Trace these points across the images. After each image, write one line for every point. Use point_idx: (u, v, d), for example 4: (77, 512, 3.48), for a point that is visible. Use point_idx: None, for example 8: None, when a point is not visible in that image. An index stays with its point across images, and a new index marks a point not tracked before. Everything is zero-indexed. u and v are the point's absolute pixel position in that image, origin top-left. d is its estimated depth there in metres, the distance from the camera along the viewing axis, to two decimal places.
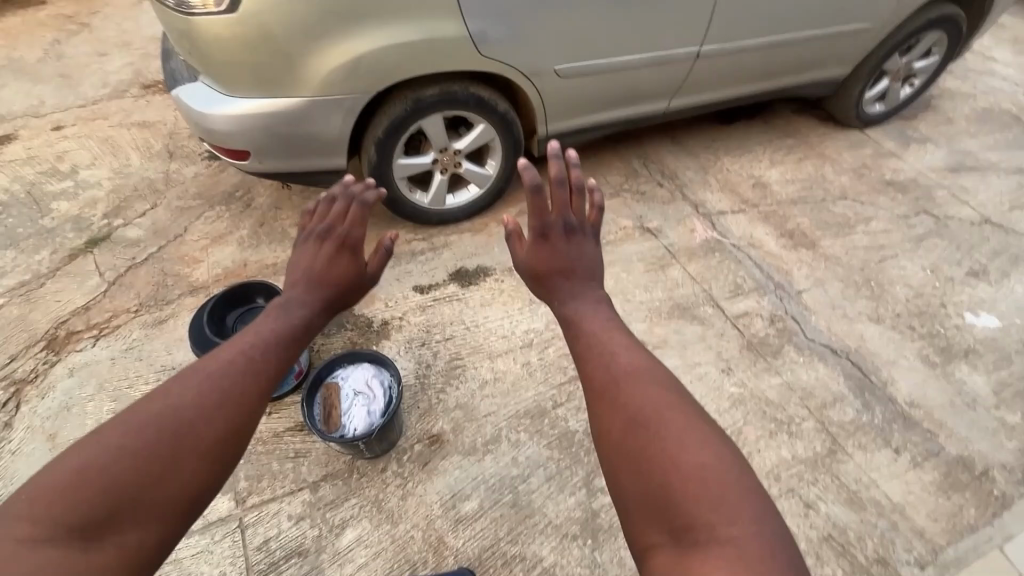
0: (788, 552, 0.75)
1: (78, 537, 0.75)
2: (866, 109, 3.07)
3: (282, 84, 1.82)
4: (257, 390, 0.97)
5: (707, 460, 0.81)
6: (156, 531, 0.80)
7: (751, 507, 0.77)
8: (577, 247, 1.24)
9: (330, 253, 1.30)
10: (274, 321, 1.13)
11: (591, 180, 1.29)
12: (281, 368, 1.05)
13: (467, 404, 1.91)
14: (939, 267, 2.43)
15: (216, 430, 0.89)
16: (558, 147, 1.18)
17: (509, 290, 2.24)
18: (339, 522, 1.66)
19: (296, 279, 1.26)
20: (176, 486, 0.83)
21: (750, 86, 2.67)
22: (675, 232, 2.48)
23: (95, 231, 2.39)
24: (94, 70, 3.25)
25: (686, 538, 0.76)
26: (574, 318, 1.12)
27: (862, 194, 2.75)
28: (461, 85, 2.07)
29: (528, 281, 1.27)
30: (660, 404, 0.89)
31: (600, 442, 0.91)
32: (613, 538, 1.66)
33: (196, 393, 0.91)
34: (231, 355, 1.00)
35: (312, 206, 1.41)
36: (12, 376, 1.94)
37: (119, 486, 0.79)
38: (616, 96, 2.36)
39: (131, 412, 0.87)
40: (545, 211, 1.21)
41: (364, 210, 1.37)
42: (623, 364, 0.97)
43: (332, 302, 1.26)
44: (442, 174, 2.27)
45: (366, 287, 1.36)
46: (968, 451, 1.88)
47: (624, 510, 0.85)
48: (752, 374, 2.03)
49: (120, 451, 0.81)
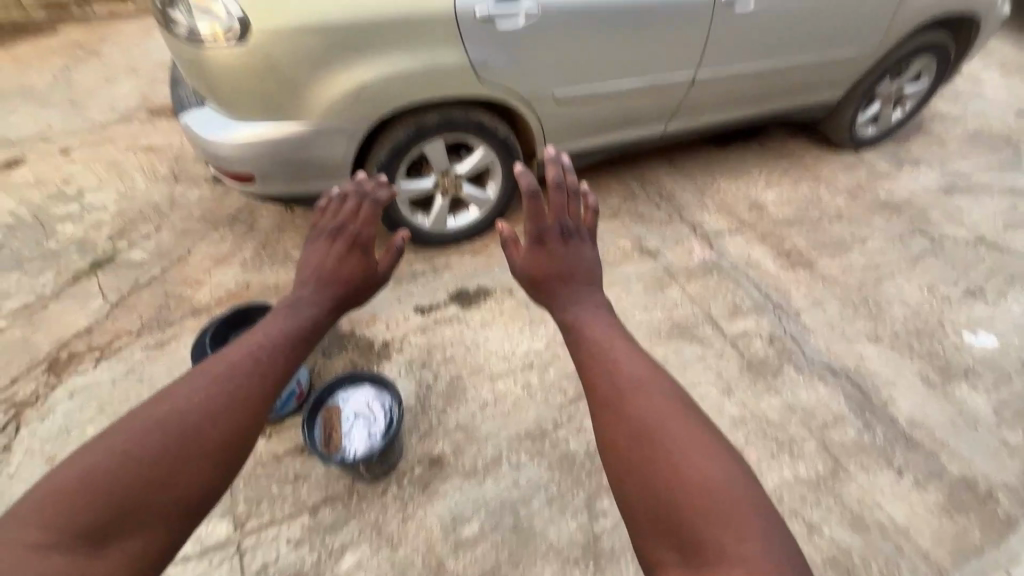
0: (795, 569, 0.76)
1: (83, 542, 0.74)
2: (858, 132, 3.14)
3: (287, 111, 1.86)
4: (263, 394, 0.97)
5: (715, 476, 0.81)
6: (161, 535, 0.81)
7: (760, 524, 0.78)
8: (575, 251, 1.22)
9: (341, 252, 1.30)
10: (282, 322, 1.13)
11: (582, 185, 1.28)
12: (287, 370, 1.05)
13: (467, 426, 1.91)
14: (936, 287, 2.45)
15: (221, 435, 0.89)
16: (553, 152, 1.21)
17: (509, 310, 2.25)
18: (338, 546, 1.64)
19: (306, 277, 1.26)
20: (182, 491, 0.83)
21: (745, 110, 2.73)
22: (673, 253, 2.51)
23: (100, 253, 2.42)
24: (102, 96, 3.32)
25: (697, 558, 0.76)
26: (576, 323, 1.11)
27: (858, 215, 2.79)
28: (462, 110, 2.12)
29: (525, 287, 1.25)
30: (667, 417, 0.89)
31: (605, 452, 0.90)
32: (615, 562, 1.65)
33: (202, 397, 0.91)
34: (238, 358, 1.00)
35: (323, 203, 1.39)
36: (12, 399, 1.94)
37: (125, 491, 0.79)
38: (614, 121, 2.41)
39: (136, 416, 0.87)
40: (541, 215, 1.20)
41: (377, 209, 1.37)
42: (628, 374, 0.96)
43: (342, 302, 1.26)
44: (443, 197, 2.30)
45: (375, 286, 1.35)
46: (971, 472, 1.87)
47: (632, 522, 0.84)
48: (752, 394, 2.03)
49: (125, 456, 0.82)
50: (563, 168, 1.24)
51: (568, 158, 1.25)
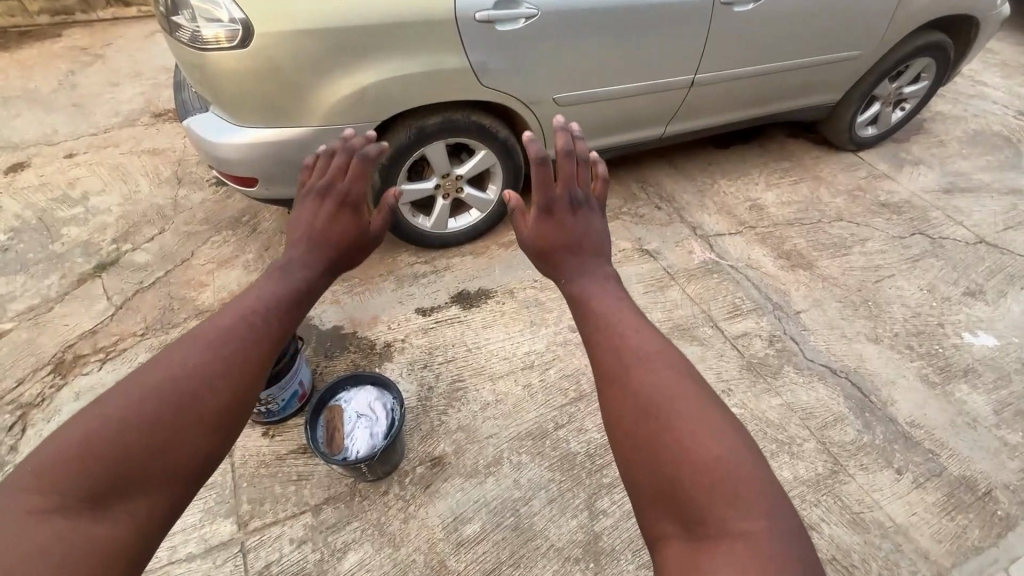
0: (800, 548, 0.74)
1: (87, 507, 0.73)
2: (858, 133, 3.14)
3: (289, 114, 1.88)
4: (259, 357, 0.95)
5: (722, 451, 0.79)
6: (165, 500, 0.79)
7: (765, 501, 0.76)
8: (584, 221, 1.23)
9: (331, 211, 1.25)
10: (275, 285, 1.10)
11: (594, 153, 1.29)
12: (284, 332, 1.02)
13: (468, 426, 1.92)
14: (935, 287, 2.46)
15: (218, 398, 0.87)
16: (562, 121, 1.19)
17: (510, 311, 2.27)
18: (341, 545, 1.65)
19: (296, 239, 1.22)
20: (181, 456, 0.81)
21: (744, 112, 2.74)
22: (673, 254, 2.52)
23: (104, 256, 2.44)
24: (107, 100, 3.35)
25: (697, 532, 0.75)
26: (583, 296, 1.11)
27: (858, 215, 2.79)
28: (463, 112, 2.14)
29: (533, 257, 1.26)
30: (674, 390, 0.87)
31: (611, 427, 0.89)
32: (615, 561, 1.65)
33: (196, 362, 0.88)
34: (231, 321, 0.97)
35: (310, 161, 1.34)
36: (18, 400, 1.96)
37: (123, 457, 0.77)
38: (614, 123, 2.42)
39: (131, 382, 0.84)
40: (550, 183, 1.20)
41: (366, 163, 1.28)
42: (634, 350, 0.94)
43: (336, 263, 1.23)
44: (445, 199, 2.32)
45: (370, 245, 1.32)
46: (970, 471, 1.88)
47: (636, 497, 0.83)
48: (752, 394, 2.04)
49: (121, 422, 0.79)
50: (573, 138, 1.23)
51: (576, 126, 1.22)
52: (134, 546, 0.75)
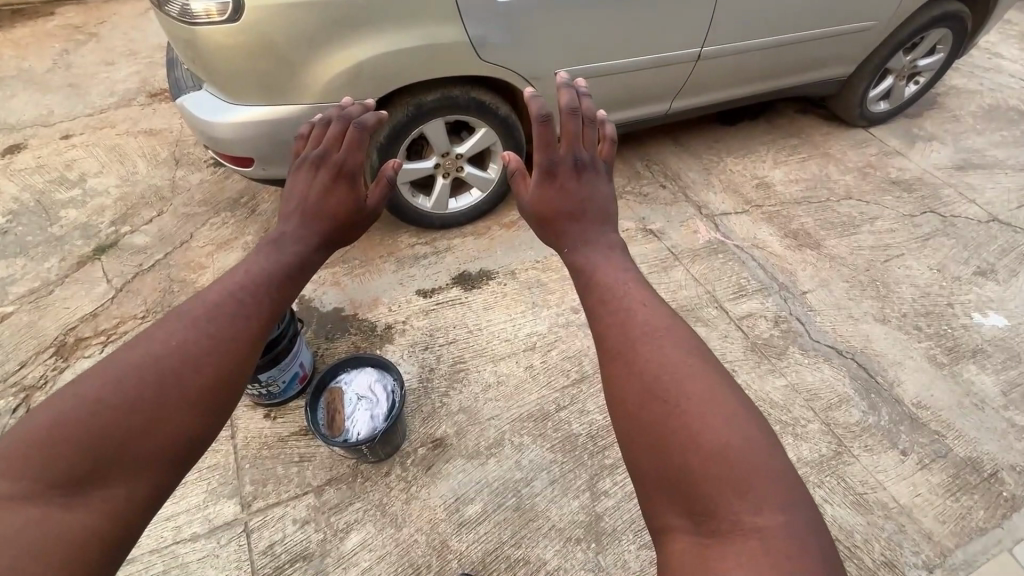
0: (817, 543, 0.73)
1: (58, 493, 0.72)
2: (870, 108, 3.06)
3: (283, 91, 1.84)
4: (248, 334, 0.93)
5: (732, 437, 0.77)
6: (147, 483, 0.78)
7: (780, 494, 0.74)
8: (589, 185, 1.19)
9: (326, 183, 1.22)
10: (267, 259, 1.08)
11: (602, 114, 1.25)
12: (275, 310, 1.00)
13: (469, 408, 1.91)
14: (946, 267, 2.41)
15: (201, 378, 0.85)
16: (567, 76, 1.17)
17: (511, 293, 2.24)
18: (344, 526, 1.66)
19: (290, 211, 1.20)
20: (162, 438, 0.79)
21: (752, 87, 2.66)
22: (677, 234, 2.48)
23: (103, 238, 2.42)
24: (102, 80, 3.30)
25: (707, 525, 0.74)
26: (587, 266, 1.08)
27: (867, 193, 2.73)
28: (462, 88, 2.08)
29: (534, 223, 1.23)
30: (683, 372, 0.84)
31: (615, 410, 0.87)
32: (617, 542, 1.65)
33: (180, 341, 0.87)
34: (219, 298, 0.95)
35: (305, 129, 1.31)
36: (22, 382, 1.96)
37: (101, 440, 0.76)
38: (617, 98, 2.36)
39: (111, 363, 0.83)
40: (553, 144, 1.17)
41: (363, 133, 1.26)
42: (641, 327, 0.92)
43: (330, 236, 1.20)
44: (445, 179, 2.28)
45: (367, 219, 1.28)
46: (977, 453, 1.86)
47: (641, 484, 0.82)
48: (756, 375, 2.02)
49: (98, 404, 0.78)
50: (578, 94, 1.19)
51: (583, 82, 1.19)
52: (113, 531, 0.75)
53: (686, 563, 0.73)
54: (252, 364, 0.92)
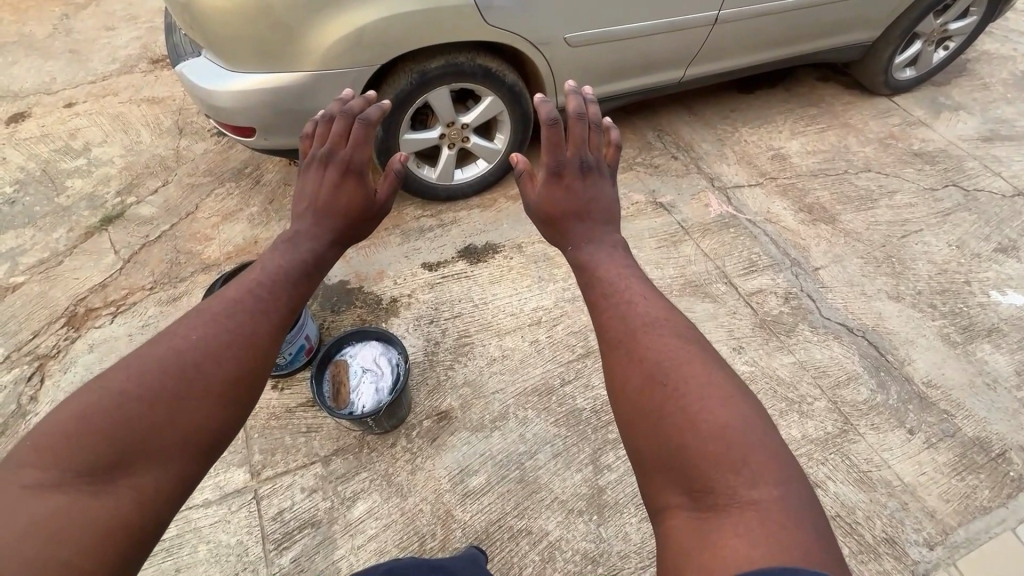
0: (811, 516, 0.72)
1: (86, 481, 0.73)
2: (895, 76, 2.92)
3: (282, 56, 1.78)
4: (267, 329, 0.95)
5: (728, 417, 0.77)
6: (172, 473, 0.79)
7: (775, 470, 0.74)
8: (594, 186, 1.18)
9: (335, 179, 1.22)
10: (283, 256, 1.09)
11: (607, 121, 1.26)
12: (293, 308, 1.02)
13: (474, 381, 1.92)
14: (965, 242, 2.34)
15: (224, 371, 0.87)
16: (575, 84, 1.18)
17: (517, 267, 2.22)
18: (351, 494, 1.70)
19: (302, 210, 1.20)
20: (187, 428, 0.81)
21: (773, 53, 2.55)
22: (688, 207, 2.42)
23: (110, 208, 2.42)
24: (103, 45, 3.24)
25: (704, 501, 0.73)
26: (588, 262, 1.08)
27: (887, 165, 2.64)
28: (468, 55, 2.01)
29: (539, 223, 1.22)
30: (680, 359, 0.85)
31: (616, 397, 0.88)
32: (619, 514, 1.67)
33: (201, 335, 0.89)
34: (238, 295, 0.97)
35: (310, 128, 1.29)
36: (35, 351, 1.99)
37: (127, 430, 0.77)
38: (631, 65, 2.27)
39: (134, 358, 0.84)
40: (560, 145, 1.15)
41: (368, 129, 1.25)
42: (642, 315, 0.94)
43: (342, 232, 1.20)
44: (450, 150, 2.22)
45: (377, 211, 1.28)
46: (986, 432, 1.84)
47: (640, 468, 0.82)
48: (764, 353, 2.00)
49: (123, 396, 0.79)
50: (585, 101, 1.20)
51: (590, 90, 1.21)
52: (140, 521, 0.75)
53: (683, 539, 0.73)
54: (272, 358, 0.93)
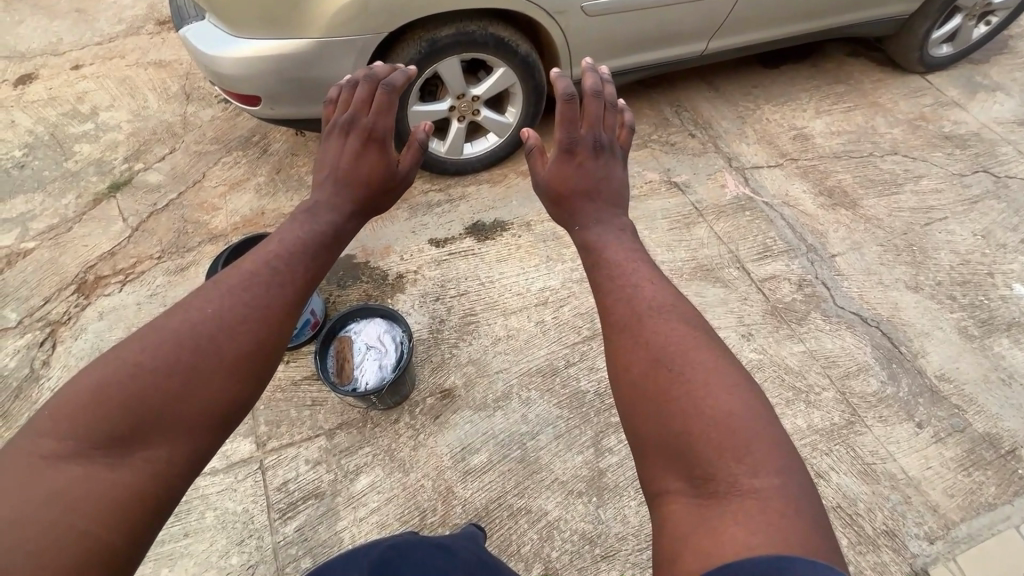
0: (812, 506, 0.70)
1: (102, 453, 0.73)
2: (931, 53, 2.77)
3: (286, 21, 1.72)
4: (282, 303, 0.93)
5: (734, 406, 0.75)
6: (188, 447, 0.79)
7: (778, 459, 0.72)
8: (606, 167, 1.14)
9: (357, 148, 1.20)
10: (299, 228, 1.07)
11: (623, 102, 1.23)
12: (310, 282, 1.00)
13: (479, 360, 1.92)
14: (991, 232, 2.25)
15: (238, 346, 0.86)
16: (592, 61, 1.15)
17: (526, 245, 2.19)
18: (354, 468, 1.72)
19: (322, 178, 1.19)
20: (202, 402, 0.80)
21: (802, 25, 2.42)
22: (704, 187, 2.35)
23: (117, 175, 2.41)
24: (109, 5, 3.17)
25: (706, 489, 0.72)
26: (597, 244, 1.04)
27: (915, 148, 2.53)
28: (480, 24, 1.93)
29: (547, 201, 1.17)
30: (686, 345, 0.83)
31: (619, 383, 0.86)
32: (618, 497, 1.68)
33: (217, 309, 0.87)
34: (253, 268, 0.95)
35: (334, 93, 1.27)
36: (46, 317, 2.01)
37: (143, 403, 0.77)
38: (652, 36, 2.17)
39: (151, 329, 0.84)
40: (575, 121, 1.12)
41: (391, 96, 1.22)
42: (648, 301, 0.91)
43: (362, 204, 1.18)
44: (460, 122, 2.16)
45: (398, 183, 1.26)
46: (997, 429, 1.80)
47: (642, 456, 0.80)
48: (773, 340, 1.96)
49: (138, 369, 0.78)
50: (601, 80, 1.17)
51: (606, 69, 1.18)
52: (155, 492, 0.75)
53: (683, 525, 0.71)
54: (289, 332, 0.92)
